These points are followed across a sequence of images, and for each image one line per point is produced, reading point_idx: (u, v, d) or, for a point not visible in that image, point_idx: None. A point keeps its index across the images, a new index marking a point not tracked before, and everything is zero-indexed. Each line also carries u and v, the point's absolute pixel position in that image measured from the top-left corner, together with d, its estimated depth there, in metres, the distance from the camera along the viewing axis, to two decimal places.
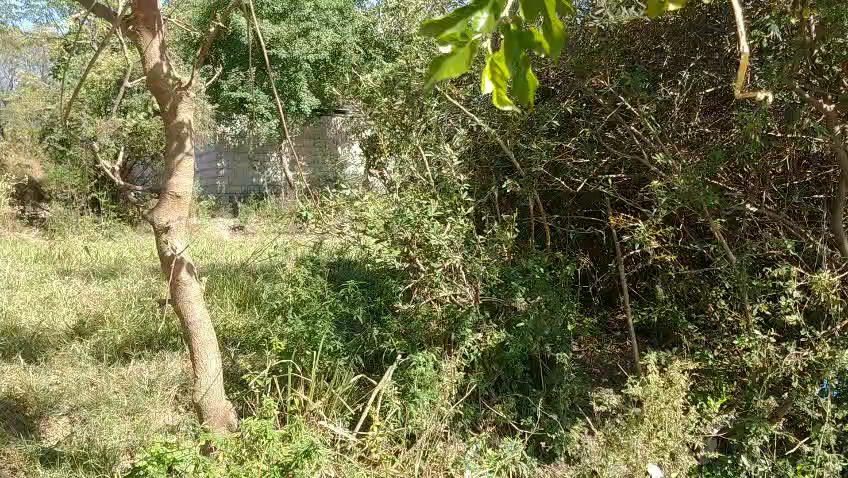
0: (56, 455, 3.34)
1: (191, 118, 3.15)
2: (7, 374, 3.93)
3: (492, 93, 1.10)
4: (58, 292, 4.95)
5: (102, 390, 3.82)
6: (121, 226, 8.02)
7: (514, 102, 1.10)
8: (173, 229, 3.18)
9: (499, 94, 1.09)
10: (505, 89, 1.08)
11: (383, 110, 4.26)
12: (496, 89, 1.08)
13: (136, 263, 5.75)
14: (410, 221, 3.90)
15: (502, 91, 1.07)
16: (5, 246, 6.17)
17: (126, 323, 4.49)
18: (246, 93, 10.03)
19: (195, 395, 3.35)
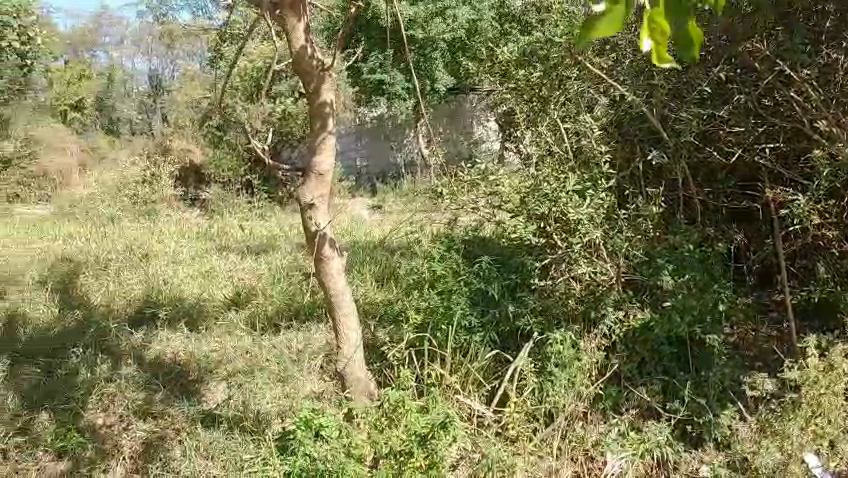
0: (215, 417, 3.63)
1: (334, 98, 3.27)
2: (172, 340, 4.26)
3: (650, 54, 0.97)
4: (216, 267, 5.28)
5: (256, 358, 4.11)
6: (271, 205, 8.43)
7: (674, 62, 0.97)
8: (317, 206, 3.31)
9: (659, 51, 0.96)
10: (666, 43, 0.95)
11: (521, 82, 4.32)
12: (656, 45, 0.95)
13: (285, 241, 6.04)
14: (547, 195, 3.88)
15: (664, 48, 0.95)
16: (171, 224, 6.66)
17: (276, 294, 4.76)
18: (385, 75, 10.32)
19: (339, 364, 3.50)
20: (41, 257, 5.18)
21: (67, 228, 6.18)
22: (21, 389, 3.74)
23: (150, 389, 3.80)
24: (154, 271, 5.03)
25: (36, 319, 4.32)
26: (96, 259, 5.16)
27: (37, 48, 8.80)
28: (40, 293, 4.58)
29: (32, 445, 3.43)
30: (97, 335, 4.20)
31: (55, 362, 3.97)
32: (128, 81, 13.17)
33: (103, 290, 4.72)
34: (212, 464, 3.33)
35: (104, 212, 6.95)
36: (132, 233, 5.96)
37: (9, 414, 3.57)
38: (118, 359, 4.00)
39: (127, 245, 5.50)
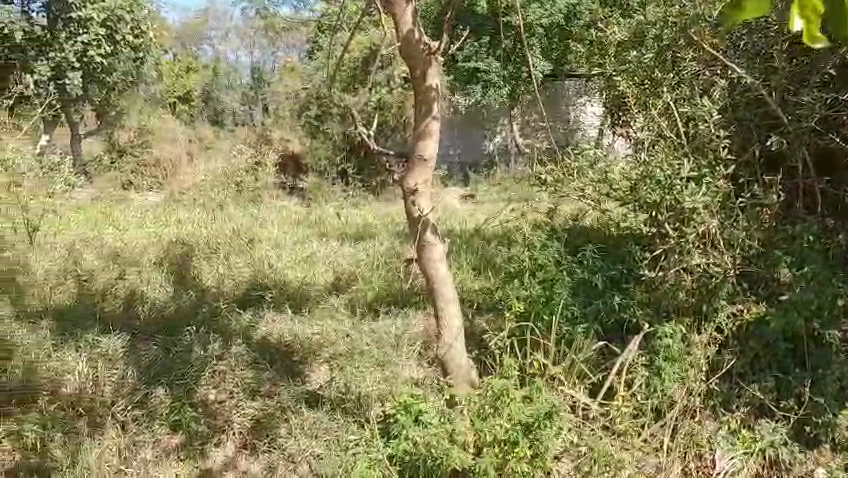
0: (319, 398, 3.79)
1: (439, 82, 3.25)
2: (277, 322, 4.38)
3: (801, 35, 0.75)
4: (317, 253, 5.37)
5: (356, 342, 4.16)
6: (365, 194, 8.51)
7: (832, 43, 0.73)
8: (420, 191, 3.30)
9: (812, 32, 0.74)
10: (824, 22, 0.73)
11: (633, 64, 4.22)
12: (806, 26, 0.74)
13: (381, 229, 6.11)
14: (660, 183, 3.72)
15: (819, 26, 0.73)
16: (272, 211, 6.84)
17: (375, 281, 4.83)
18: (480, 63, 10.33)
19: (439, 350, 3.50)
20: (156, 241, 5.40)
21: (179, 215, 6.42)
22: (138, 364, 3.90)
23: (258, 368, 3.95)
24: (260, 256, 5.17)
25: (153, 297, 4.49)
26: (206, 243, 5.34)
27: (149, 43, 9.24)
28: (157, 273, 4.78)
29: (149, 419, 3.63)
30: (211, 316, 4.36)
31: (169, 339, 4.13)
32: (232, 74, 13.65)
33: (212, 273, 4.86)
34: (315, 443, 3.49)
35: (211, 199, 7.22)
36: (237, 219, 6.15)
37: (129, 387, 3.76)
38: (229, 338, 4.15)
39: (234, 230, 5.66)
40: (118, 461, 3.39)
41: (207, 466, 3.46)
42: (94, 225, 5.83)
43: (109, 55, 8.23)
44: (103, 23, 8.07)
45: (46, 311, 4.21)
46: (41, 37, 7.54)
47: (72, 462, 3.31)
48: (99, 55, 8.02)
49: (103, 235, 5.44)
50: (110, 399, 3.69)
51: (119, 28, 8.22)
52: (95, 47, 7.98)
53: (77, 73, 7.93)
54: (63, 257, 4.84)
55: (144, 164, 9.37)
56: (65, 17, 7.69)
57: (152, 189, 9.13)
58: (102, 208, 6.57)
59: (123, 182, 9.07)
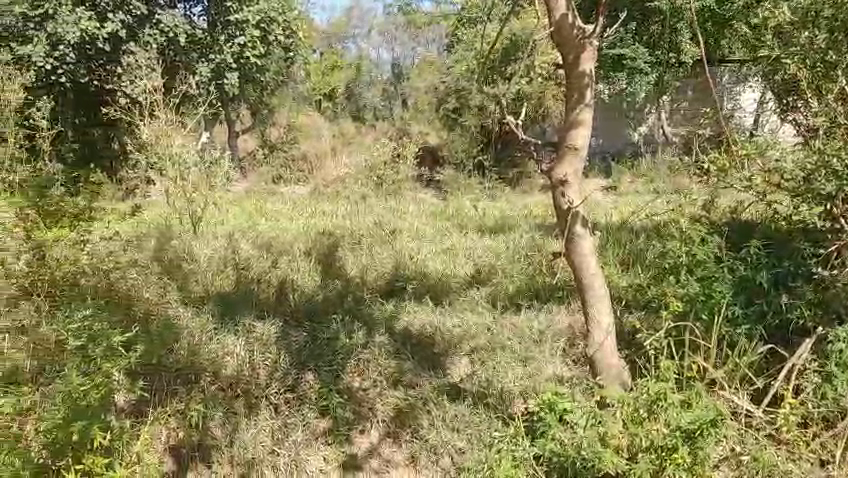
0: (461, 391, 3.79)
1: (593, 68, 3.10)
2: (418, 313, 4.41)
3: None
4: (457, 245, 5.35)
5: (497, 336, 4.12)
6: (502, 186, 8.41)
7: None
8: (569, 182, 3.15)
9: None
10: None
11: (804, 45, 3.73)
12: None
13: (522, 221, 6.01)
14: (837, 173, 3.32)
15: None
16: (412, 203, 6.91)
17: (517, 275, 4.75)
18: (625, 50, 9.95)
19: (590, 349, 3.37)
20: (304, 232, 5.57)
21: (324, 207, 6.61)
22: (289, 349, 4.06)
23: (400, 358, 4.02)
24: (401, 247, 5.21)
25: (303, 287, 4.62)
26: (350, 235, 5.46)
27: (297, 42, 9.63)
28: (305, 261, 4.92)
29: (299, 402, 3.78)
30: (356, 306, 4.46)
31: (317, 326, 4.27)
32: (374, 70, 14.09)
33: (356, 263, 4.95)
34: (456, 436, 3.53)
35: (353, 192, 7.40)
36: (379, 210, 6.27)
37: (281, 371, 3.91)
38: (372, 328, 4.23)
39: (377, 222, 5.77)
40: (272, 442, 3.58)
41: (352, 452, 3.60)
42: (248, 217, 6.10)
43: (261, 55, 8.60)
44: (258, 24, 8.43)
45: (208, 297, 4.38)
46: (202, 39, 8.04)
47: (230, 442, 3.56)
48: (253, 56, 8.41)
49: (256, 227, 5.69)
50: (264, 382, 3.87)
51: (271, 29, 8.58)
52: (250, 47, 8.36)
53: (234, 74, 8.33)
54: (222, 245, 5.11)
55: (292, 160, 9.69)
56: (224, 20, 8.16)
57: (299, 183, 9.28)
58: (254, 202, 6.88)
59: (273, 176, 9.28)
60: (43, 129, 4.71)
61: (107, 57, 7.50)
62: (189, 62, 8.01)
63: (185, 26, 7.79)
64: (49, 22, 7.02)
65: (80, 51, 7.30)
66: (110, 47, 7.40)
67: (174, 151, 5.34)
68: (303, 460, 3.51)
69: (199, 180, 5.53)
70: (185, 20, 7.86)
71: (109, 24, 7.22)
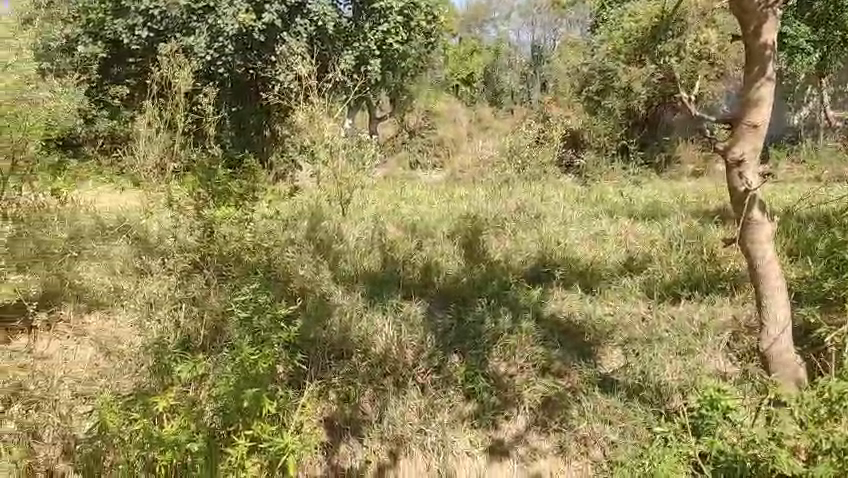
0: (613, 383, 3.66)
1: (776, 39, 2.84)
2: (568, 299, 4.28)
3: None
4: (606, 232, 5.15)
5: (653, 327, 3.93)
6: (648, 173, 8.05)
7: None
8: (747, 161, 2.91)
9: None
10: None
11: None
12: None
13: (674, 208, 5.70)
14: None
15: None
16: (555, 188, 6.76)
17: (675, 264, 4.49)
18: (787, 27, 9.28)
19: (762, 344, 3.14)
20: (446, 214, 5.55)
21: (464, 192, 6.57)
22: (435, 330, 4.06)
23: (548, 345, 3.92)
24: (548, 231, 5.07)
25: (449, 268, 4.58)
26: (494, 218, 5.34)
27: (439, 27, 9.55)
28: (450, 245, 4.87)
29: (445, 383, 3.80)
30: (502, 290, 4.33)
31: (462, 309, 4.23)
32: (512, 54, 13.96)
33: (502, 247, 4.86)
34: (609, 429, 3.44)
35: (494, 177, 7.34)
36: (522, 194, 6.16)
37: (428, 352, 3.95)
38: (518, 313, 4.14)
39: (521, 206, 5.67)
40: (419, 421, 3.65)
41: (498, 437, 3.60)
42: (391, 201, 6.13)
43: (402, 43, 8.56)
44: (401, 10, 8.49)
45: (358, 277, 4.45)
46: (347, 28, 8.11)
47: (380, 419, 3.69)
48: (396, 42, 8.45)
49: (399, 209, 5.73)
50: (411, 362, 3.91)
51: (414, 15, 8.61)
52: (393, 34, 8.39)
53: (375, 63, 8.29)
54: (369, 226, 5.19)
55: (430, 145, 9.87)
56: (369, 8, 8.29)
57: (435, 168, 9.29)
58: (395, 186, 6.92)
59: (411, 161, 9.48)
60: (209, 115, 4.98)
61: (261, 49, 7.68)
62: (335, 53, 8.04)
63: (333, 13, 7.79)
64: (210, 13, 7.39)
65: (239, 43, 7.55)
66: (264, 37, 7.54)
67: (326, 136, 5.49)
68: (451, 441, 3.55)
69: (347, 164, 5.66)
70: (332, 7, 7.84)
71: (265, 15, 7.37)
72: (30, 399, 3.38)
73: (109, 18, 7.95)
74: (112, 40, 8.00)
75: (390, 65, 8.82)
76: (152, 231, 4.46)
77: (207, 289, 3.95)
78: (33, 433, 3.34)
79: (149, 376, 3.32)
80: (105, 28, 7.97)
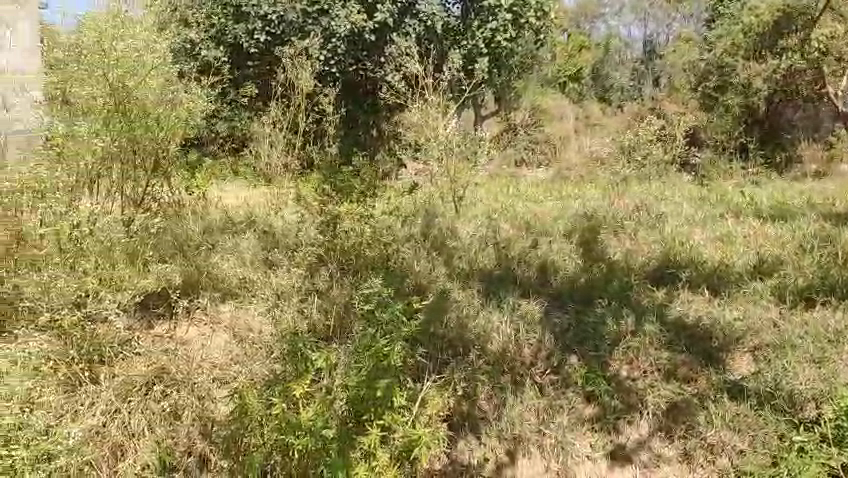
0: (742, 390, 3.51)
1: None
2: (693, 302, 4.15)
3: None
4: (731, 232, 4.96)
5: (786, 334, 3.76)
6: (768, 174, 7.69)
7: None
8: None
9: None
10: None
11: None
12: None
13: (805, 210, 5.43)
14: None
15: None
16: (673, 186, 6.56)
17: (809, 268, 4.28)
18: None
19: None
20: (561, 213, 5.47)
21: (576, 191, 6.46)
22: (553, 330, 4.02)
23: (672, 349, 3.83)
24: (669, 231, 4.93)
25: (566, 267, 4.53)
26: (611, 217, 5.24)
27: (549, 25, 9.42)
28: (567, 244, 4.80)
29: (563, 384, 3.76)
30: (621, 291, 4.26)
31: (581, 309, 4.17)
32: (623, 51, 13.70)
33: (620, 247, 4.76)
34: (738, 437, 3.30)
35: (607, 177, 7.21)
36: (639, 193, 6.01)
37: (546, 352, 3.92)
38: (640, 315, 4.05)
39: (639, 205, 5.54)
40: (537, 422, 3.59)
41: (620, 442, 3.49)
42: (503, 198, 6.11)
43: (511, 41, 8.51)
44: (510, 8, 8.40)
45: (474, 274, 4.43)
46: (455, 27, 8.36)
47: (497, 417, 3.61)
48: (504, 39, 8.41)
49: (512, 206, 5.68)
50: (529, 360, 3.90)
51: (523, 12, 8.48)
52: (502, 31, 8.38)
53: (484, 60, 8.30)
54: (484, 223, 5.18)
55: (536, 142, 9.82)
56: (477, 7, 8.38)
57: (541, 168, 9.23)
58: (505, 185, 6.87)
59: (517, 160, 9.63)
60: (331, 114, 5.15)
61: (372, 50, 8.05)
62: (443, 52, 8.33)
63: (441, 12, 8.17)
64: (324, 16, 7.58)
65: (350, 44, 7.81)
66: (376, 37, 7.93)
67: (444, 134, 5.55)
68: (569, 442, 3.45)
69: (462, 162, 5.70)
70: (441, 7, 8.23)
71: (377, 15, 7.74)
72: (171, 382, 3.68)
73: (227, 21, 8.15)
74: (231, 43, 8.18)
75: (501, 65, 8.82)
76: (275, 227, 4.82)
77: (329, 282, 4.15)
78: (174, 414, 3.56)
79: (283, 364, 3.48)
80: (225, 33, 8.14)
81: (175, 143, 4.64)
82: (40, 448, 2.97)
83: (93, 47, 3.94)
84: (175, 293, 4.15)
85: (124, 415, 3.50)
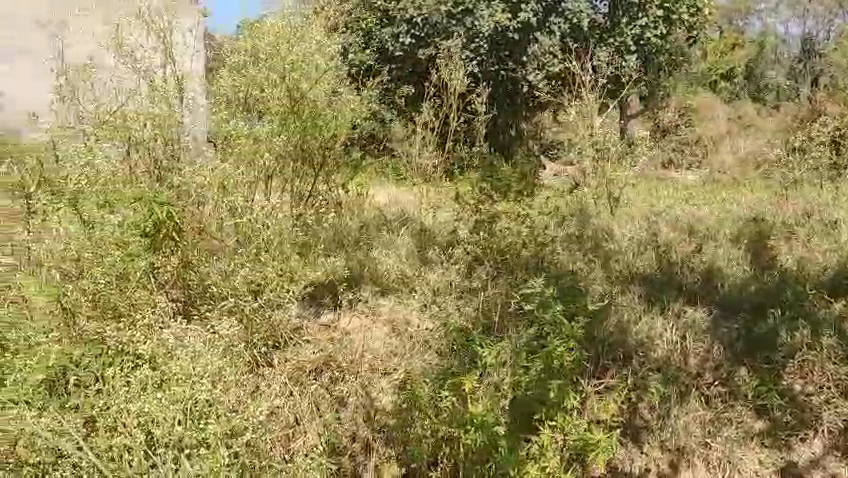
0: None
1: None
2: None
3: None
4: None
5: None
6: None
7: None
8: None
9: None
10: None
11: None
12: None
13: None
14: None
15: None
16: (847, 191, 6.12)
17: None
18: None
19: None
20: (723, 215, 5.25)
21: (735, 194, 6.18)
22: (722, 340, 3.88)
23: None
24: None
25: (733, 274, 4.34)
26: (782, 222, 4.96)
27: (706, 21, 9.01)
28: (734, 249, 4.58)
29: (732, 398, 3.65)
30: (795, 300, 4.00)
31: (751, 319, 4.00)
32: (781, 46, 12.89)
33: (791, 255, 4.50)
34: None
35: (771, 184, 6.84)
36: (808, 197, 5.66)
37: (714, 363, 3.81)
38: (818, 329, 3.81)
39: (810, 210, 5.21)
40: (703, 434, 3.53)
41: (792, 459, 3.46)
42: (657, 197, 5.92)
43: (664, 38, 8.44)
44: (662, 3, 8.33)
45: (634, 278, 4.32)
46: (603, 25, 8.25)
47: (660, 427, 3.56)
48: (654, 36, 8.31)
49: (669, 207, 5.51)
50: (695, 371, 3.79)
51: (675, 9, 8.37)
52: (653, 28, 8.31)
53: (632, 59, 8.18)
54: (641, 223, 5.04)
55: (686, 144, 9.39)
56: (626, 3, 8.26)
57: (691, 168, 8.90)
58: (657, 186, 6.68)
59: (665, 162, 8.98)
60: (483, 114, 5.14)
61: (514, 49, 7.88)
62: (590, 50, 8.20)
63: (589, 10, 8.10)
64: (468, 16, 7.66)
65: (492, 43, 7.77)
66: (519, 36, 7.79)
67: None
68: (738, 457, 3.44)
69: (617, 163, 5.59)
70: (589, 5, 8.20)
71: (522, 14, 7.67)
72: (337, 370, 4.00)
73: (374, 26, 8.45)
74: (378, 47, 8.45)
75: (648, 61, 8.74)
76: (428, 225, 4.92)
77: (486, 278, 4.16)
78: (341, 401, 3.88)
79: (453, 359, 3.55)
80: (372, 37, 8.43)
81: (340, 144, 4.80)
82: (229, 424, 3.22)
83: (272, 50, 4.38)
84: (342, 288, 4.42)
85: (296, 398, 3.81)
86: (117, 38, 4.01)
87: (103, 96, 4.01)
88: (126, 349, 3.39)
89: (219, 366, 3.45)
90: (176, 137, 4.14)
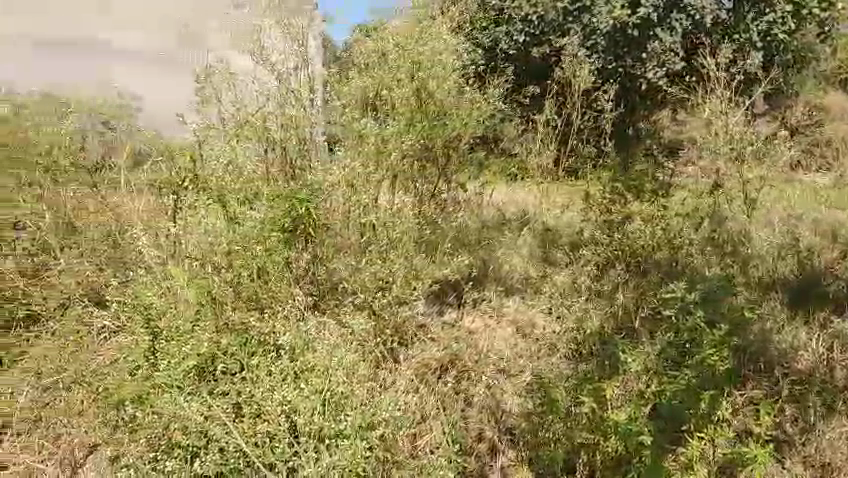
0: None
1: None
2: None
3: None
4: None
5: None
6: None
7: None
8: None
9: None
10: None
11: None
12: None
13: None
14: None
15: None
16: None
17: None
18: None
19: None
20: None
21: None
22: None
23: None
24: None
25: None
26: None
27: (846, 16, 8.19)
28: None
29: None
30: None
31: None
32: None
33: None
34: None
35: None
36: None
37: None
38: None
39: None
40: None
41: None
42: (794, 198, 5.62)
43: (791, 34, 7.48)
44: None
45: (774, 285, 4.20)
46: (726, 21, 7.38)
47: (804, 441, 3.37)
48: (783, 31, 7.32)
49: (806, 211, 5.28)
50: (843, 384, 3.62)
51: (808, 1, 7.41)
52: (780, 23, 7.31)
53: (758, 54, 7.26)
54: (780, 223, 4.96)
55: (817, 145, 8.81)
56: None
57: (823, 171, 8.38)
58: (790, 185, 6.33)
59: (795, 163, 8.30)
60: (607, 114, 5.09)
61: (634, 48, 7.27)
62: (713, 46, 7.29)
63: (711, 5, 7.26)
64: (585, 13, 7.33)
65: (611, 41, 7.22)
66: (638, 33, 7.17)
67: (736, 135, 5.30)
68: None
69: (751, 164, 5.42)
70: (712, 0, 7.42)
71: (641, 9, 7.04)
72: (463, 369, 4.04)
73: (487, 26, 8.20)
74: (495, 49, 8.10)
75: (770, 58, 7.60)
76: (550, 225, 5.07)
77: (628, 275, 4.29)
78: (466, 399, 3.89)
79: (589, 365, 3.65)
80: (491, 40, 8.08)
81: (465, 143, 4.80)
82: (367, 417, 3.23)
83: (401, 51, 4.46)
84: (467, 288, 4.52)
85: (422, 393, 3.82)
86: (253, 36, 4.22)
87: (244, 96, 4.19)
88: (268, 341, 3.44)
89: (356, 361, 3.54)
90: (308, 137, 4.32)
